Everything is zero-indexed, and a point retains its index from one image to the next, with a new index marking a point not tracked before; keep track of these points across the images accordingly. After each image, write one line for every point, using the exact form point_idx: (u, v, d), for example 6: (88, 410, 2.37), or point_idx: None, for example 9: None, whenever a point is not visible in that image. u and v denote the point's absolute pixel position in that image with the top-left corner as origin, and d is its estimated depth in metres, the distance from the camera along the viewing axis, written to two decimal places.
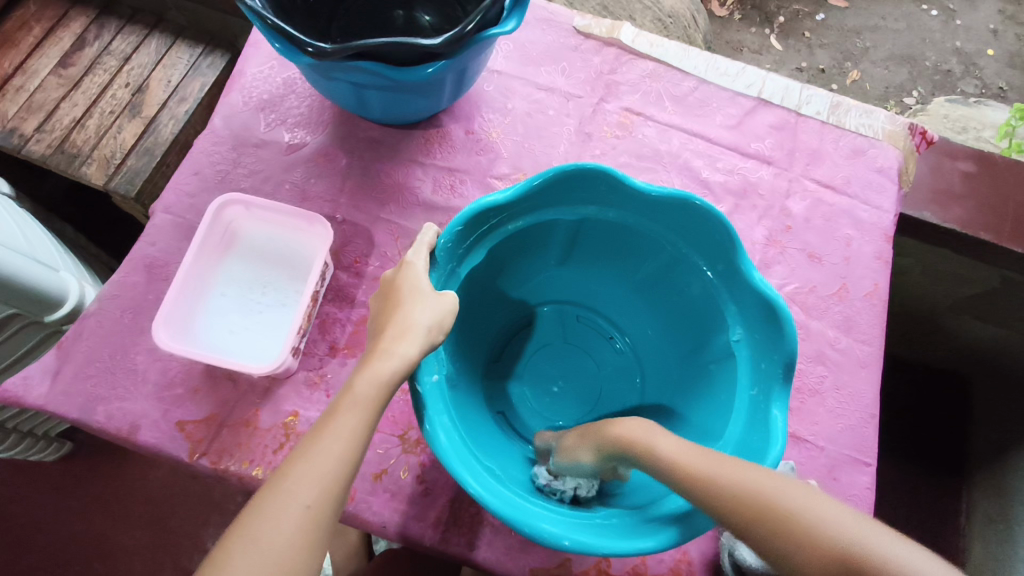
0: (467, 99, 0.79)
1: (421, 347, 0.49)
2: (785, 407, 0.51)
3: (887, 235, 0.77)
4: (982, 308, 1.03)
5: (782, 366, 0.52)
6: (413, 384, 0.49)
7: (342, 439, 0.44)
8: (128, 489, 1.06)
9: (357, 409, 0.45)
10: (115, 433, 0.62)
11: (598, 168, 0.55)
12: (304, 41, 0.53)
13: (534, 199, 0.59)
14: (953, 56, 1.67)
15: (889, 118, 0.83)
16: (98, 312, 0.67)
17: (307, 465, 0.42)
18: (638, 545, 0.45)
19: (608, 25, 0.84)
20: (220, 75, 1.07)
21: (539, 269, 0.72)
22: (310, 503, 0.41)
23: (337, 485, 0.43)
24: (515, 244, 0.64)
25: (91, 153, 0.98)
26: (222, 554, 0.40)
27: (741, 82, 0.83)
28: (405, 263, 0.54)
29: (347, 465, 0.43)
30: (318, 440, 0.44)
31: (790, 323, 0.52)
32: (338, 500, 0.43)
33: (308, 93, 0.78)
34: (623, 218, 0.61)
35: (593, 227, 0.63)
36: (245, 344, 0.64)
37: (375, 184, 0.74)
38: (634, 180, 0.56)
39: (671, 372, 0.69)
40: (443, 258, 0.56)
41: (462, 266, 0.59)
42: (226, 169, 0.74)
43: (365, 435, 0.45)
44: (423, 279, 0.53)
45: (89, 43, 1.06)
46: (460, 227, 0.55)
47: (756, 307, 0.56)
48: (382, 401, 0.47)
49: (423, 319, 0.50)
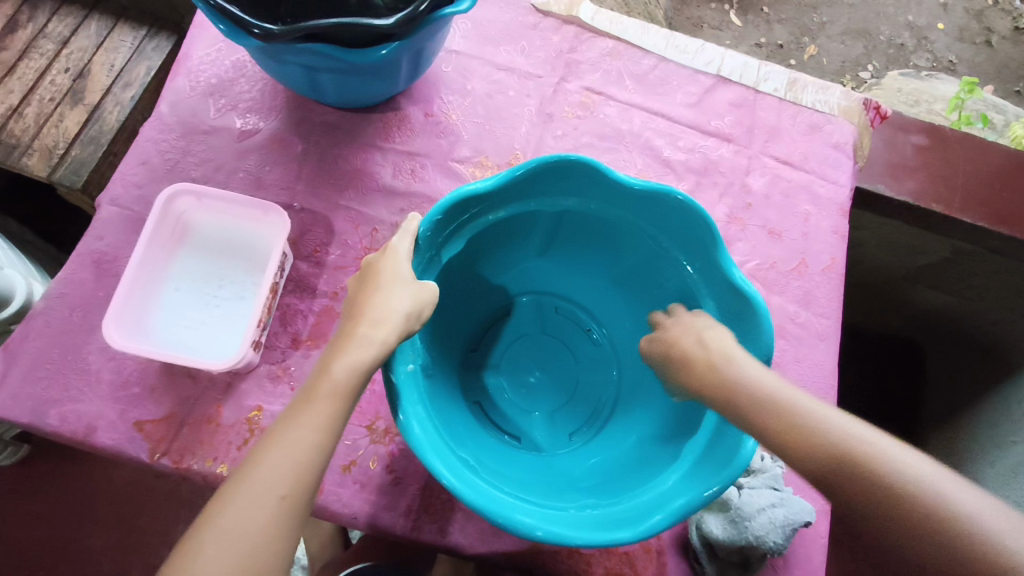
0: (425, 80, 0.77)
1: (400, 335, 0.49)
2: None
3: (844, 210, 0.78)
4: (934, 277, 1.06)
5: (758, 366, 0.53)
6: (387, 372, 0.48)
7: (319, 428, 0.44)
8: (91, 490, 1.03)
9: (334, 397, 0.45)
10: (70, 436, 0.60)
11: (582, 161, 0.54)
12: (250, 22, 0.51)
13: (516, 189, 0.58)
14: (906, 30, 1.70)
15: (844, 94, 0.84)
16: (44, 311, 0.64)
17: (282, 454, 0.42)
18: (610, 538, 0.46)
19: (567, 3, 0.83)
20: (167, 59, 1.03)
21: (520, 259, 0.71)
22: (285, 493, 0.41)
23: (312, 475, 0.43)
24: (494, 233, 0.63)
25: (32, 143, 0.93)
26: (195, 543, 0.40)
27: (700, 59, 0.83)
28: (389, 247, 0.53)
29: (322, 455, 0.43)
30: (293, 428, 0.43)
31: (767, 323, 0.52)
32: (313, 488, 0.43)
33: (258, 76, 0.75)
34: (605, 211, 0.61)
35: (574, 218, 0.63)
36: (201, 339, 0.62)
37: (333, 170, 0.72)
38: (618, 174, 0.55)
39: (647, 366, 0.69)
40: (425, 245, 0.55)
41: (443, 254, 0.59)
42: (175, 158, 0.71)
43: (339, 422, 0.45)
44: (404, 264, 0.52)
45: (22, 26, 1.01)
46: (440, 216, 0.54)
47: (734, 304, 0.56)
48: (358, 389, 0.46)
49: (402, 306, 0.49)
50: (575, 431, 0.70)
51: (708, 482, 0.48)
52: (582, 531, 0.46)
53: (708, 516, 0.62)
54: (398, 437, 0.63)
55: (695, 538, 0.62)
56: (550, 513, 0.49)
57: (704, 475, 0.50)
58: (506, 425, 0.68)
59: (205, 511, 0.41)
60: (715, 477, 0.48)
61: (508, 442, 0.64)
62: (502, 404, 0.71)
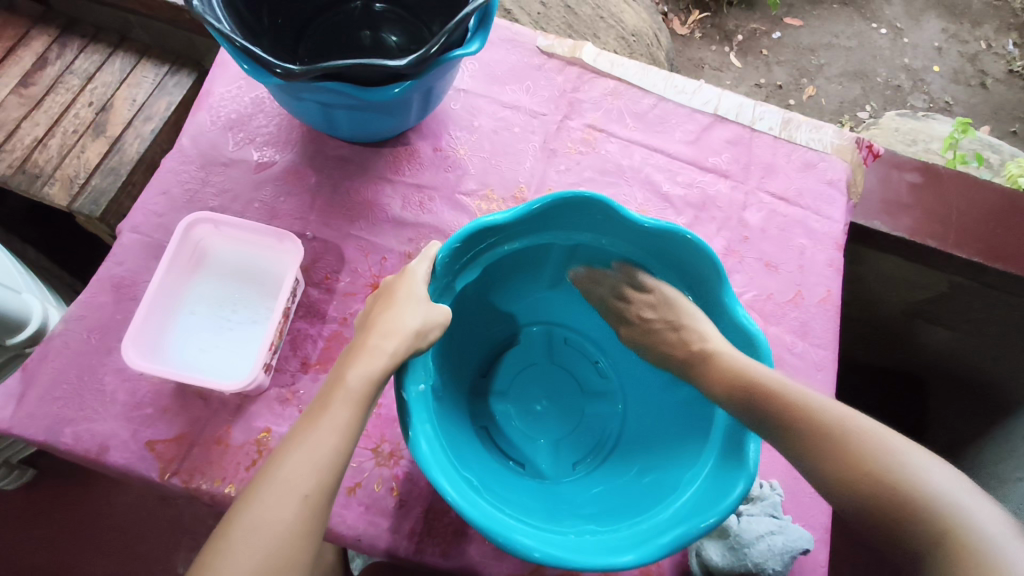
0: (434, 117, 0.81)
1: (408, 348, 0.52)
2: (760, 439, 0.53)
3: (838, 244, 0.80)
4: (932, 311, 1.08)
5: None
6: (399, 393, 0.50)
7: (337, 431, 0.47)
8: (94, 516, 1.03)
9: (349, 403, 0.49)
10: (83, 454, 0.62)
11: (595, 198, 0.57)
12: (272, 63, 0.54)
13: (531, 223, 0.61)
14: (902, 72, 1.76)
15: (837, 133, 0.88)
16: (63, 333, 0.66)
17: (302, 456, 0.46)
18: (612, 562, 0.47)
19: (570, 45, 0.87)
20: (186, 94, 1.07)
21: (532, 289, 0.73)
22: (309, 490, 0.45)
23: (331, 474, 0.46)
24: (507, 265, 0.66)
25: (55, 173, 0.97)
26: (225, 539, 0.43)
27: (698, 99, 0.87)
28: (407, 270, 0.56)
29: (341, 456, 0.47)
30: (313, 432, 0.47)
31: (768, 356, 0.56)
32: (333, 487, 0.46)
33: (276, 111, 0.79)
34: (616, 246, 0.64)
35: (586, 252, 0.66)
36: (215, 362, 0.64)
37: (345, 201, 0.75)
38: (630, 211, 0.58)
39: (652, 396, 0.70)
40: (441, 271, 0.58)
41: (457, 281, 0.61)
42: (194, 189, 0.74)
43: (356, 426, 0.49)
44: (419, 285, 0.55)
45: (51, 63, 1.06)
46: (458, 244, 0.56)
47: (737, 336, 0.60)
48: (371, 395, 0.50)
49: (412, 322, 0.53)
50: (578, 460, 0.70)
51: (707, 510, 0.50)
52: (582, 555, 0.47)
53: (708, 542, 0.62)
54: (403, 460, 0.64)
55: (695, 566, 0.63)
56: (551, 535, 0.50)
57: (702, 505, 0.51)
58: (512, 451, 0.69)
59: (235, 510, 0.45)
60: (714, 507, 0.50)
61: (512, 468, 0.65)
62: (508, 430, 0.72)
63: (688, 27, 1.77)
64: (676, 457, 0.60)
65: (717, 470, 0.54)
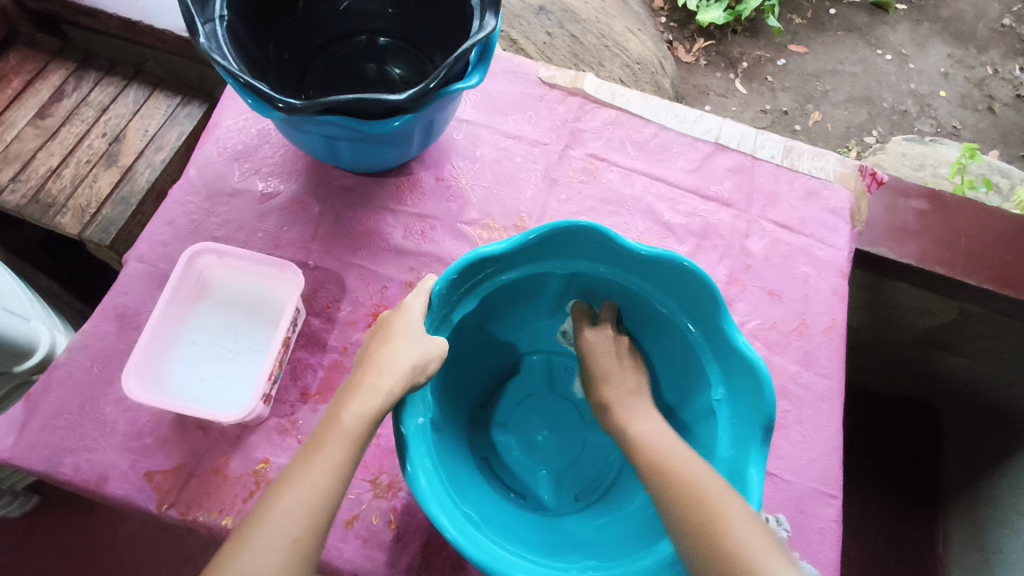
0: (437, 147, 0.82)
1: (404, 384, 0.51)
2: (762, 465, 0.52)
3: (843, 272, 0.80)
4: (944, 338, 1.06)
5: (761, 427, 0.53)
6: (397, 426, 0.50)
7: (329, 473, 0.47)
8: (96, 545, 1.03)
9: (343, 443, 0.49)
10: (82, 485, 0.62)
11: (591, 227, 0.57)
12: (275, 98, 0.55)
13: (528, 252, 0.61)
14: (909, 97, 1.77)
15: (840, 161, 0.87)
16: (66, 362, 0.67)
17: (294, 498, 0.46)
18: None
19: (572, 76, 0.88)
20: (197, 125, 1.09)
21: (533, 318, 0.73)
22: (298, 535, 0.44)
23: (321, 517, 0.46)
24: (506, 294, 0.66)
25: (66, 203, 0.99)
26: None
27: (699, 128, 0.87)
28: (404, 305, 0.56)
29: (333, 498, 0.47)
30: (305, 473, 0.47)
31: (768, 386, 0.53)
32: (325, 530, 0.46)
33: (281, 143, 0.80)
34: (612, 273, 0.63)
35: (584, 282, 0.66)
36: (215, 392, 0.64)
37: (348, 231, 0.76)
38: (626, 240, 0.58)
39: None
40: (438, 303, 0.58)
41: (455, 312, 0.61)
42: (199, 219, 0.75)
43: (349, 469, 0.48)
44: (417, 320, 0.55)
45: (66, 95, 1.08)
46: (455, 274, 0.57)
47: (732, 362, 0.58)
48: (366, 437, 0.50)
49: (408, 358, 0.52)
50: (580, 492, 0.69)
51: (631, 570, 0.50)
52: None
53: None
54: (401, 492, 0.64)
55: None
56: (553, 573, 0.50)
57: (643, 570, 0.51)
58: (514, 483, 0.68)
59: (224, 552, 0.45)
60: None
61: (515, 501, 0.64)
62: (509, 461, 0.71)
63: (693, 54, 1.79)
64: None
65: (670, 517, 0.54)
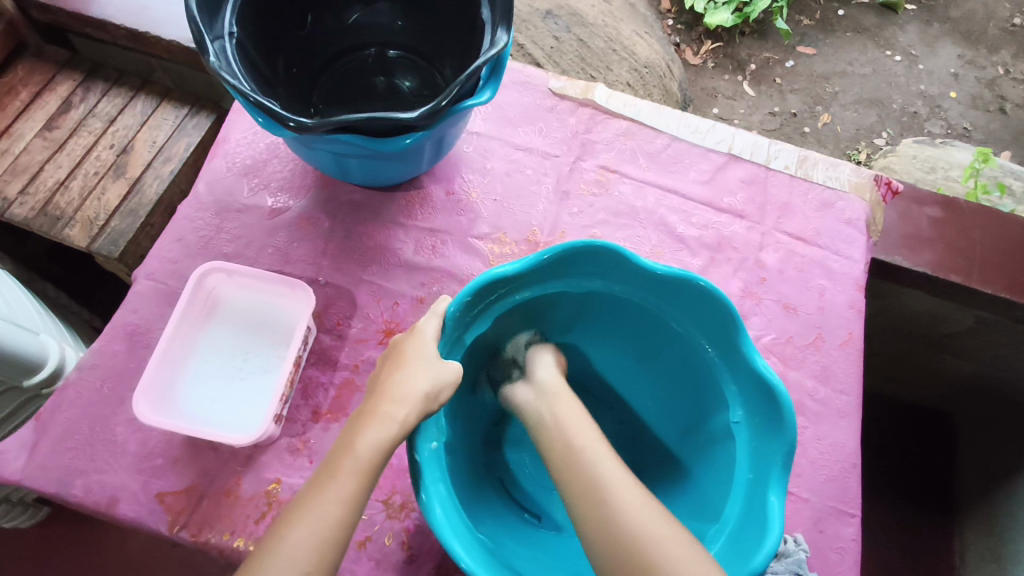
0: (446, 160, 0.81)
1: (418, 414, 0.51)
2: (782, 492, 0.51)
3: (859, 285, 0.79)
4: (959, 347, 1.05)
5: (782, 455, 0.53)
6: (412, 455, 0.50)
7: (342, 503, 0.46)
8: (106, 556, 1.03)
9: (357, 474, 0.48)
10: (93, 507, 0.61)
11: (606, 246, 0.57)
12: (286, 117, 0.54)
13: (541, 272, 0.60)
14: (918, 98, 1.75)
15: (855, 171, 0.86)
16: (76, 382, 0.67)
17: (305, 528, 0.45)
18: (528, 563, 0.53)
19: (582, 87, 0.87)
20: (205, 135, 1.09)
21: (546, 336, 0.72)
22: (308, 569, 0.44)
23: (333, 549, 0.45)
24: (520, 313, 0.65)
25: (75, 215, 0.99)
26: None
27: (712, 138, 0.86)
28: (416, 329, 0.56)
29: (344, 529, 0.46)
30: (317, 503, 0.46)
31: (790, 411, 0.53)
32: (335, 563, 0.45)
33: (291, 157, 0.80)
34: (629, 292, 0.62)
35: (599, 301, 0.65)
36: (226, 412, 0.64)
37: (358, 246, 0.75)
38: (640, 259, 0.57)
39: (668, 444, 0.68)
40: (452, 325, 0.57)
41: (469, 333, 0.60)
42: (209, 235, 0.75)
43: (362, 499, 0.48)
44: (430, 345, 0.55)
45: (74, 106, 1.08)
46: (468, 297, 0.56)
47: (752, 384, 0.57)
48: (380, 466, 0.49)
49: (422, 386, 0.52)
50: None
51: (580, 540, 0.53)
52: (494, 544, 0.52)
53: None
54: (414, 513, 0.63)
55: None
56: None
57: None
58: (529, 502, 0.67)
59: None
60: (739, 568, 0.49)
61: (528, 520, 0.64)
62: (523, 480, 0.70)
63: (700, 56, 1.77)
64: (696, 513, 0.58)
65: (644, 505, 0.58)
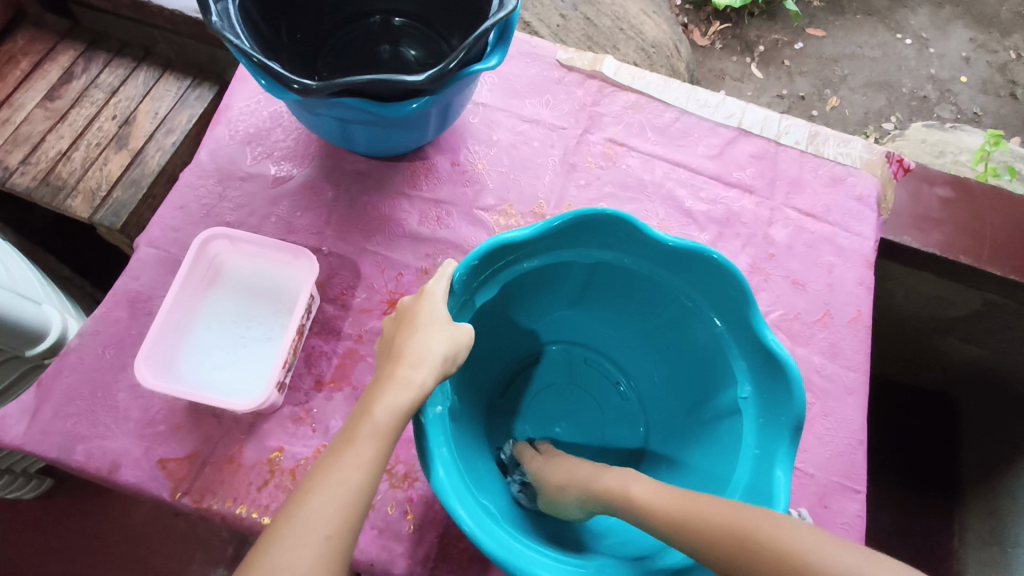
0: (452, 131, 0.80)
1: (436, 377, 0.51)
2: (789, 467, 0.51)
3: (868, 261, 0.78)
4: (966, 330, 1.04)
5: (789, 428, 0.52)
6: (418, 417, 0.50)
7: (362, 468, 0.46)
8: (110, 528, 1.03)
9: (376, 438, 0.48)
10: (95, 472, 0.61)
11: (617, 215, 0.56)
12: (290, 78, 0.53)
13: (551, 240, 0.59)
14: (929, 82, 1.72)
15: (866, 147, 0.85)
16: (78, 348, 0.66)
17: (324, 493, 0.44)
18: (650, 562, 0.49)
19: (591, 58, 0.86)
20: (208, 107, 1.08)
21: (551, 308, 0.71)
22: (330, 535, 0.43)
23: (353, 514, 0.44)
24: (526, 282, 0.64)
25: (77, 185, 0.98)
26: None
27: (722, 113, 0.85)
28: (426, 291, 0.55)
29: (365, 494, 0.45)
30: (337, 469, 0.46)
31: (799, 384, 0.52)
32: (356, 527, 0.45)
33: (294, 126, 0.78)
34: (638, 265, 0.61)
35: (607, 273, 0.64)
36: (229, 379, 0.64)
37: (362, 216, 0.74)
38: (653, 230, 0.56)
39: (673, 419, 0.68)
40: (459, 289, 0.56)
41: (476, 299, 0.60)
42: (211, 203, 0.74)
43: (382, 464, 0.47)
44: (441, 308, 0.54)
45: (76, 77, 1.07)
46: (476, 261, 0.55)
47: (763, 360, 0.56)
48: (399, 431, 0.49)
49: (438, 349, 0.52)
50: None
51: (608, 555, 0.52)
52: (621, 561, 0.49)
53: None
54: (417, 483, 0.63)
55: None
56: (571, 568, 0.49)
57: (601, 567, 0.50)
58: None
59: (256, 548, 0.43)
60: None
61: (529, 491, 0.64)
62: None
63: (708, 37, 1.75)
64: (701, 488, 0.58)
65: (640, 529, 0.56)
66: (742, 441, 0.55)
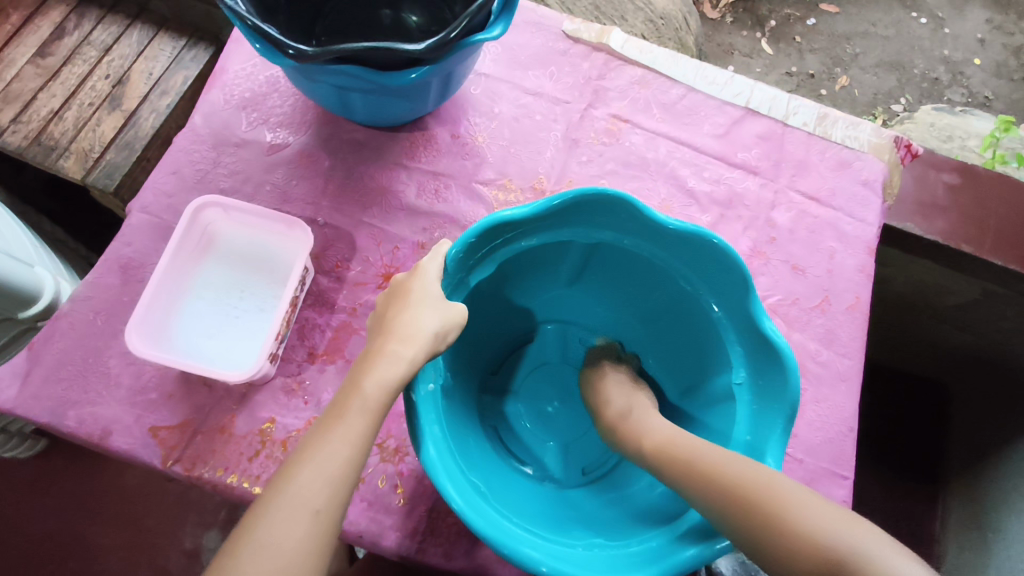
0: (453, 101, 0.78)
1: (427, 353, 0.50)
2: (780, 454, 0.51)
3: (870, 248, 0.77)
4: (962, 318, 1.04)
5: (783, 416, 0.52)
6: (408, 393, 0.49)
7: (351, 443, 0.46)
8: (104, 488, 1.04)
9: (366, 413, 0.47)
10: (86, 438, 0.61)
11: (618, 196, 0.54)
12: (284, 43, 0.51)
13: (550, 218, 0.58)
14: (941, 64, 1.69)
15: (875, 131, 0.83)
16: (69, 313, 0.66)
17: (314, 467, 0.44)
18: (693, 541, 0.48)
19: (598, 30, 0.83)
20: (203, 69, 1.05)
21: (549, 287, 0.71)
22: (319, 510, 0.43)
23: (344, 487, 0.44)
24: (524, 260, 0.63)
25: (69, 146, 0.96)
26: (234, 556, 0.41)
27: (729, 91, 0.83)
28: (420, 268, 0.55)
29: (355, 469, 0.45)
30: (326, 444, 0.45)
31: (795, 373, 0.52)
32: (346, 502, 0.45)
33: (291, 92, 0.76)
34: (638, 247, 0.60)
35: (606, 253, 0.63)
36: (222, 350, 0.63)
37: (359, 186, 0.73)
38: (654, 212, 0.55)
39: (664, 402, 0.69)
40: (454, 267, 0.55)
41: (471, 277, 0.59)
42: (205, 169, 0.72)
43: (370, 439, 0.47)
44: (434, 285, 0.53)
45: (68, 33, 1.04)
46: (472, 239, 0.54)
47: (759, 348, 0.55)
48: (388, 407, 0.48)
49: (430, 326, 0.51)
50: (587, 466, 0.69)
51: (663, 566, 0.47)
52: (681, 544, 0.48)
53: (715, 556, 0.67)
54: (408, 457, 0.63)
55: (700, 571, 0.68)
56: (556, 547, 0.49)
57: (657, 552, 0.49)
58: (521, 452, 0.68)
59: (245, 522, 0.43)
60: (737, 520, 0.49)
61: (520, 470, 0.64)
62: (519, 430, 0.71)
63: (719, 10, 1.71)
64: None
65: (672, 545, 0.49)
66: (735, 427, 0.55)
